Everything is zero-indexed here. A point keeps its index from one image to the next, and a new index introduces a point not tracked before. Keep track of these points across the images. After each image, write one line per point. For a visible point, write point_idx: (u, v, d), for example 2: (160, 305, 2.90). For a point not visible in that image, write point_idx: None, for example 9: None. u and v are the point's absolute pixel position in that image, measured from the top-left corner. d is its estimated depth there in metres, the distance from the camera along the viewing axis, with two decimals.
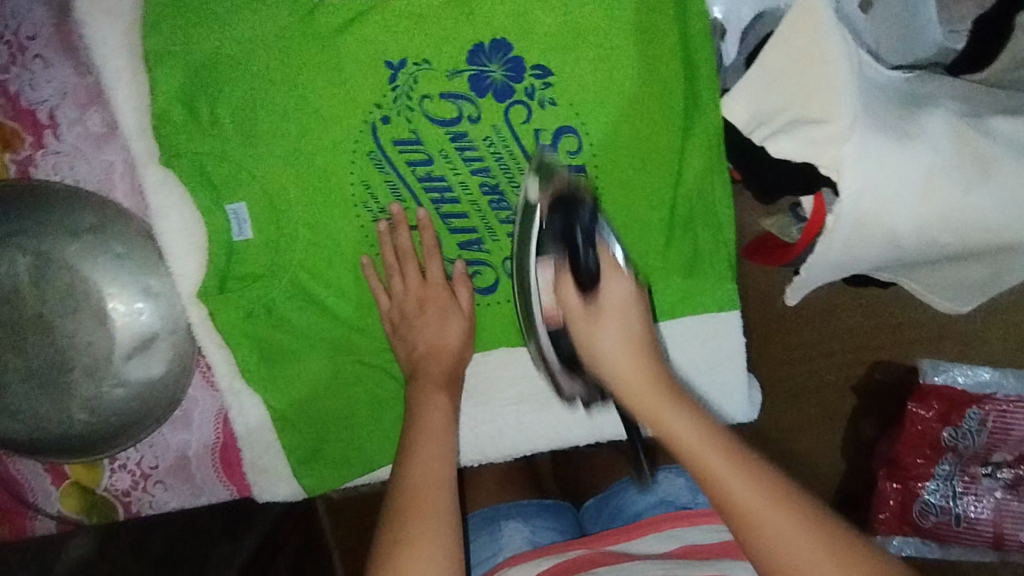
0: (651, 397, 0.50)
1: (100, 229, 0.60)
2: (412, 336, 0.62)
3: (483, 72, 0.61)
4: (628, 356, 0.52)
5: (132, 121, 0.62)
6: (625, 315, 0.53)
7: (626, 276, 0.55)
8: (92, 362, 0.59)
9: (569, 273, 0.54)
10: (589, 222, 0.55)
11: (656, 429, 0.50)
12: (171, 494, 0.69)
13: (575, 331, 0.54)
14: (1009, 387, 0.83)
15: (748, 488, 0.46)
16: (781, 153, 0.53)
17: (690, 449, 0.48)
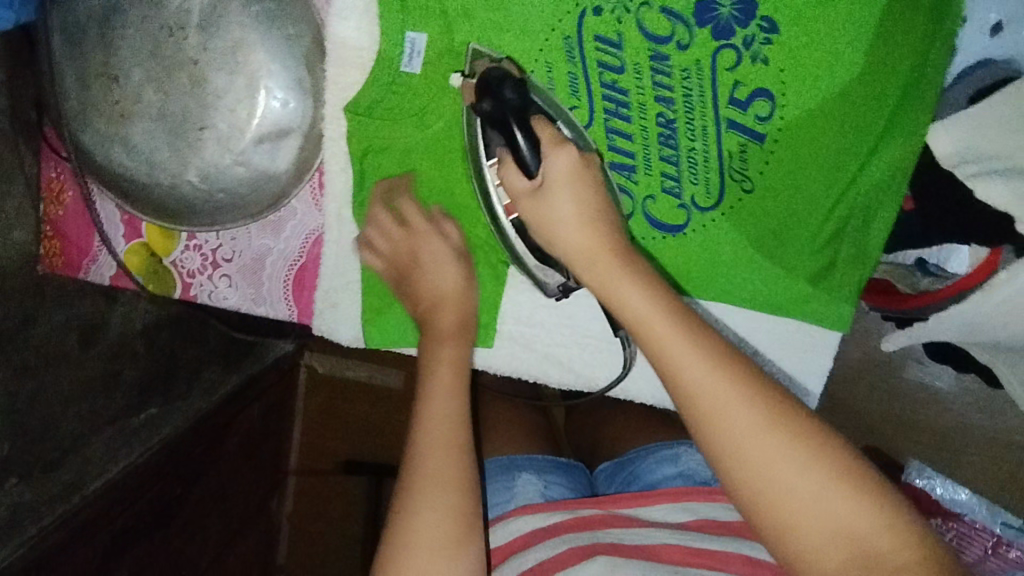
0: (604, 269, 0.51)
1: (280, 2, 0.57)
2: (416, 285, 0.62)
3: (712, 3, 0.58)
4: (581, 211, 0.52)
5: None
6: (578, 187, 0.53)
7: (567, 145, 0.53)
8: (227, 129, 0.56)
9: (516, 170, 0.53)
10: (515, 102, 0.52)
11: (638, 326, 0.49)
12: (234, 292, 0.67)
13: (524, 212, 0.55)
14: (980, 514, 0.78)
15: (761, 430, 0.44)
16: (987, 196, 0.52)
17: (697, 393, 0.45)
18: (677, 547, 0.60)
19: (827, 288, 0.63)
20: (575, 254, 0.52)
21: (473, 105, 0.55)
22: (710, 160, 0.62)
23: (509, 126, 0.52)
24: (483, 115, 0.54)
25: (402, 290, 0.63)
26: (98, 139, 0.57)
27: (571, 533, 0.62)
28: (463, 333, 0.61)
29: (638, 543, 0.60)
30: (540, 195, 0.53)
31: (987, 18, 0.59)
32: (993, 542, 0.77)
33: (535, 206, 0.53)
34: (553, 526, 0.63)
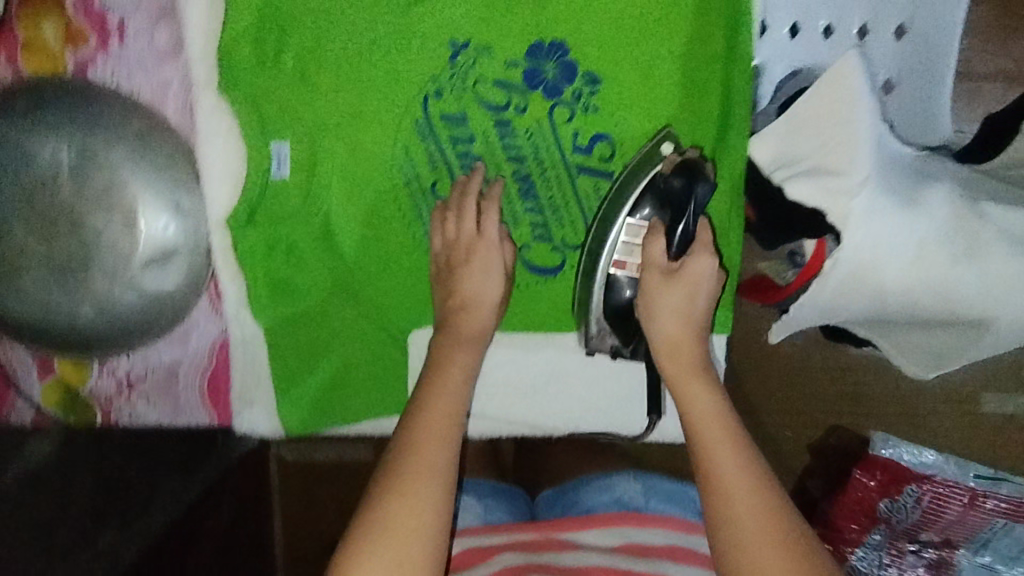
0: (686, 369, 0.58)
1: (146, 139, 0.62)
2: (456, 282, 0.63)
3: (537, 69, 0.65)
4: (682, 323, 0.59)
5: (198, 46, 0.63)
6: (695, 290, 0.59)
7: (710, 255, 0.60)
8: (113, 263, 0.60)
9: (662, 240, 0.60)
10: (699, 207, 0.58)
11: (693, 418, 0.55)
12: (153, 408, 0.70)
13: (642, 283, 0.61)
14: (949, 471, 0.83)
15: (761, 534, 0.49)
16: (798, 195, 0.58)
17: (723, 482, 0.51)
18: (607, 568, 0.62)
19: None
20: (665, 348, 0.59)
21: (664, 173, 0.60)
22: (570, 203, 0.68)
23: (677, 207, 0.59)
24: (655, 189, 0.60)
25: (440, 280, 0.64)
26: None
27: (505, 555, 0.64)
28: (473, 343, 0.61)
29: (569, 565, 0.63)
30: (674, 276, 0.60)
31: (816, 25, 0.69)
32: (967, 497, 0.81)
33: (660, 282, 0.60)
34: (487, 549, 0.66)
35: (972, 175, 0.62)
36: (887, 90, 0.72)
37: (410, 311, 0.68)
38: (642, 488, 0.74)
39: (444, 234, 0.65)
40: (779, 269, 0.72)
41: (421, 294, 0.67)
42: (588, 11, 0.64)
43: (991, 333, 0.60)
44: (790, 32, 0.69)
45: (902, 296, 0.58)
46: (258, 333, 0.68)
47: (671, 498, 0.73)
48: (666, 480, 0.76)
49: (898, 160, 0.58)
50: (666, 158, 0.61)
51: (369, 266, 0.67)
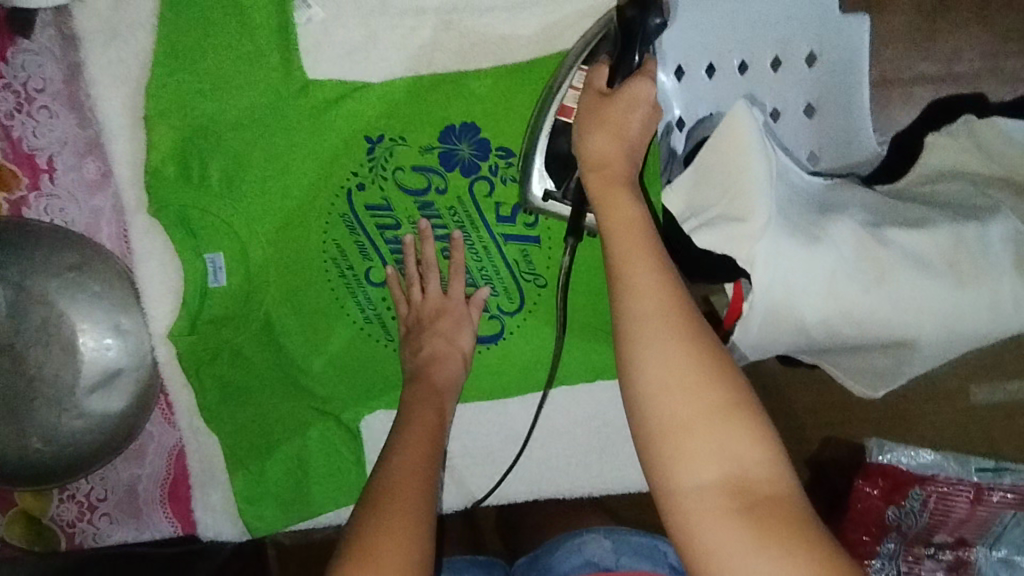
0: (610, 182, 0.49)
1: (81, 269, 0.64)
2: (422, 338, 0.67)
3: (453, 151, 0.68)
4: (619, 134, 0.50)
5: (126, 173, 0.66)
6: (633, 107, 0.51)
7: (653, 80, 0.52)
8: (56, 393, 0.62)
9: (607, 69, 0.55)
10: (655, 31, 0.55)
11: (608, 227, 0.47)
12: (116, 527, 0.70)
13: (583, 104, 0.54)
14: (949, 469, 0.91)
15: (683, 361, 0.42)
16: (706, 244, 0.60)
17: (637, 300, 0.44)
18: None
19: None
20: (594, 161, 0.50)
21: (614, 19, 0.60)
22: (502, 273, 0.70)
23: (632, 39, 0.54)
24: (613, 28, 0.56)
25: (408, 338, 0.68)
26: None
27: None
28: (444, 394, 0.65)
29: None
30: (608, 96, 0.52)
31: (732, 61, 0.74)
32: (972, 492, 0.91)
33: (592, 107, 0.53)
34: None
35: (876, 200, 0.66)
36: (810, 113, 0.75)
37: (354, 397, 0.70)
38: (613, 547, 0.75)
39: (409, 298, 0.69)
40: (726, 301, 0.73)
41: (361, 377, 0.70)
42: (494, 93, 0.67)
43: (919, 351, 0.61)
44: (708, 72, 0.74)
45: (824, 327, 0.60)
46: (214, 439, 0.69)
47: (642, 555, 0.74)
48: (636, 534, 0.77)
49: (796, 199, 0.61)
50: (608, 18, 0.62)
51: (312, 359, 0.69)
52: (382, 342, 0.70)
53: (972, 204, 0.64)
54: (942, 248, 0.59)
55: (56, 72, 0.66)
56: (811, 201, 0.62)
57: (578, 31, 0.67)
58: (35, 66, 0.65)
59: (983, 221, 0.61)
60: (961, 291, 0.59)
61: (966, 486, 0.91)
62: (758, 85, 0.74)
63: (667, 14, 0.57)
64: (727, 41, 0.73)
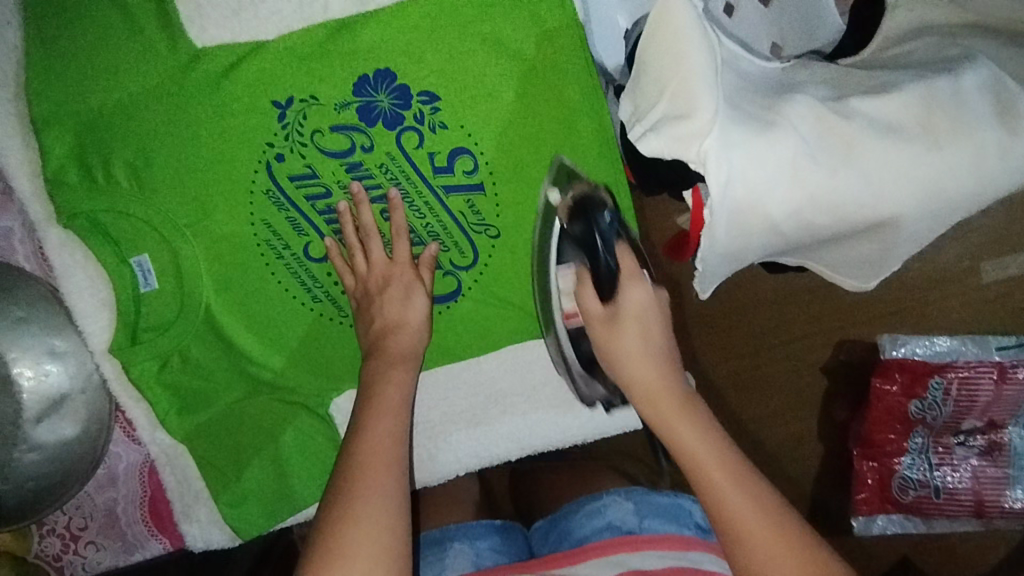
0: (665, 410, 0.58)
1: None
2: (373, 309, 0.63)
3: (371, 103, 0.62)
4: (648, 379, 0.60)
5: (27, 185, 0.61)
6: (645, 330, 0.61)
7: (640, 280, 0.62)
8: (3, 428, 0.60)
9: (589, 280, 0.64)
10: (607, 231, 0.64)
11: (664, 427, 0.58)
12: (105, 553, 0.68)
13: (594, 333, 0.64)
14: (967, 352, 0.88)
15: (747, 501, 0.52)
16: (652, 151, 0.54)
17: (733, 511, 0.52)
18: None
19: None
20: (642, 397, 0.60)
21: (564, 220, 0.65)
22: (449, 226, 0.66)
23: (594, 250, 0.64)
24: (574, 250, 0.64)
25: (359, 313, 0.64)
26: None
27: None
28: (401, 362, 0.61)
29: None
30: (614, 327, 0.62)
31: None
32: (995, 372, 0.87)
33: (604, 331, 0.62)
34: None
35: (840, 72, 0.60)
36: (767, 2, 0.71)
37: (317, 385, 0.67)
38: (636, 509, 0.73)
39: (356, 269, 0.64)
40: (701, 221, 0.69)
41: (323, 360, 0.66)
42: (402, 31, 0.61)
43: (907, 229, 0.56)
44: None
45: (796, 221, 0.54)
46: (182, 450, 0.66)
47: (667, 516, 0.72)
48: (659, 496, 0.75)
49: (748, 89, 0.55)
50: (557, 206, 0.65)
51: (265, 353, 0.65)
52: (337, 320, 0.66)
53: (942, 59, 0.58)
54: (912, 109, 0.54)
55: None
56: (766, 86, 0.56)
57: None
58: None
59: (954, 72, 0.55)
60: (941, 153, 0.53)
61: (988, 367, 0.87)
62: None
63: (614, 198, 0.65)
64: None
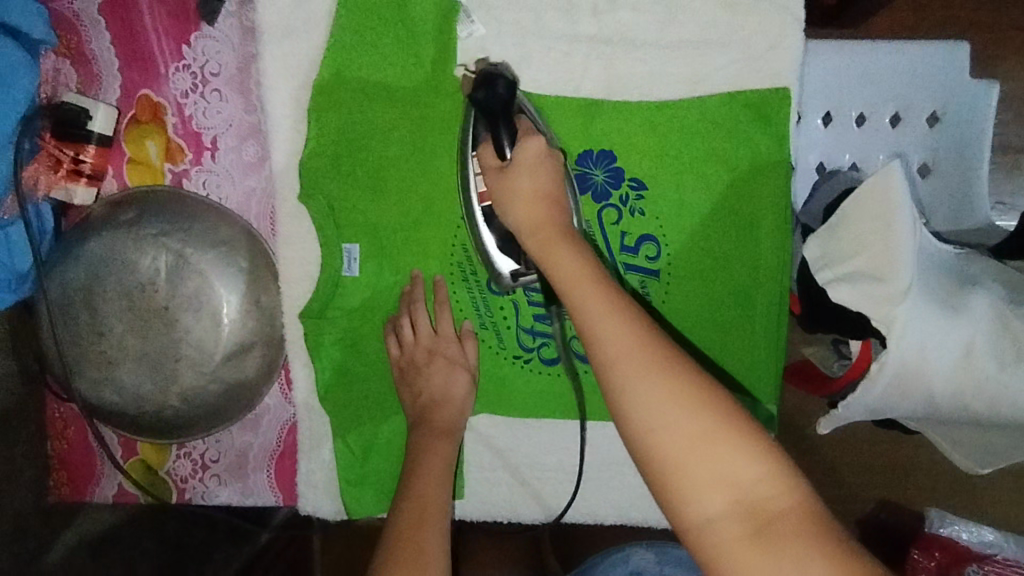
0: (549, 238, 0.53)
1: (232, 243, 0.67)
2: (422, 382, 0.68)
3: (587, 174, 0.69)
4: (537, 216, 0.54)
5: (283, 158, 0.70)
6: (536, 174, 0.56)
7: (539, 135, 0.58)
8: (199, 357, 0.65)
9: (491, 151, 0.59)
10: (491, 98, 0.59)
11: (563, 282, 0.50)
12: (224, 489, 0.74)
13: (491, 185, 0.58)
14: (1010, 551, 0.80)
15: (666, 398, 0.43)
16: (840, 298, 0.60)
17: (632, 408, 0.44)
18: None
19: (752, 387, 0.71)
20: (530, 227, 0.54)
21: (471, 100, 0.62)
22: None
23: (494, 115, 0.58)
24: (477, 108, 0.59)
25: (405, 380, 0.69)
26: (90, 385, 0.65)
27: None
28: (442, 434, 0.67)
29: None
30: (508, 176, 0.57)
31: (849, 113, 0.74)
32: None
33: (500, 182, 0.57)
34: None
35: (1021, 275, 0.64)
36: (925, 172, 0.74)
37: None
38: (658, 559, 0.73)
39: (402, 338, 0.70)
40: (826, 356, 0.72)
41: None
42: (634, 125, 0.68)
43: None
44: (823, 121, 0.75)
45: (952, 398, 0.59)
46: (325, 420, 0.72)
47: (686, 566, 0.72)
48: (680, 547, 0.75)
49: (941, 266, 0.59)
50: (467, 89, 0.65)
51: None
52: (494, 349, 0.71)
53: None
54: None
55: (230, 59, 0.70)
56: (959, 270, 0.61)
57: (727, 72, 0.68)
58: (213, 51, 0.70)
59: None
60: None
61: None
62: (909, 138, 0.74)
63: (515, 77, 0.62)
64: (845, 93, 0.74)
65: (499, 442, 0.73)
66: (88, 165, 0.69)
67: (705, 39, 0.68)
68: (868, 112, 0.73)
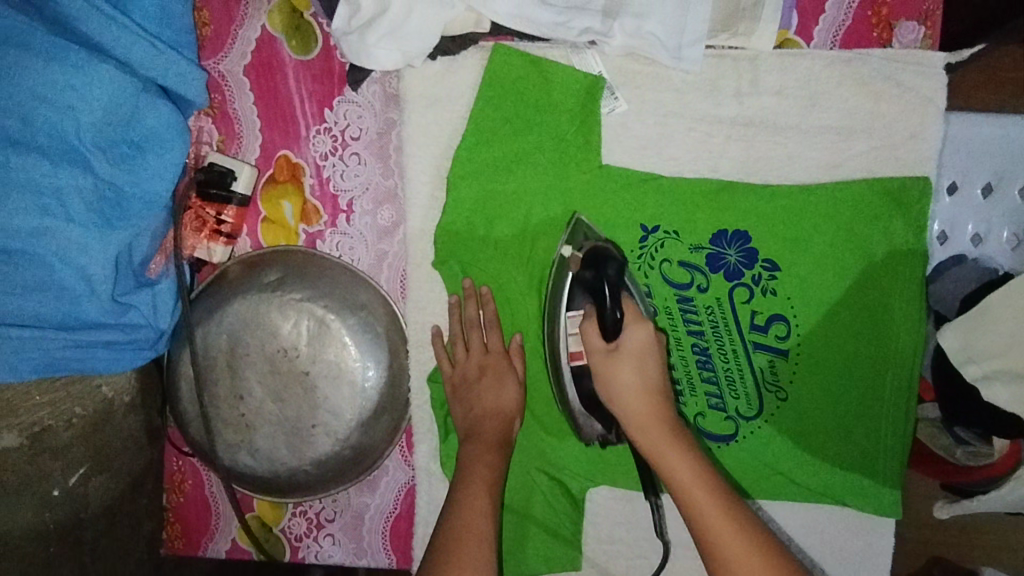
0: (659, 441, 0.60)
1: (369, 307, 0.68)
2: (472, 399, 0.67)
3: (721, 254, 0.70)
4: (642, 403, 0.61)
5: (418, 224, 0.70)
6: (642, 365, 0.62)
7: (644, 324, 0.63)
8: (335, 424, 0.67)
9: (595, 324, 0.63)
10: (615, 283, 0.63)
11: (676, 485, 0.58)
12: (338, 548, 0.74)
13: (593, 368, 0.63)
14: None
15: (755, 569, 0.54)
16: (996, 398, 0.60)
17: (725, 554, 0.54)
18: None
19: (874, 470, 0.70)
20: (633, 422, 0.61)
21: (572, 269, 0.65)
22: (745, 377, 0.71)
23: (603, 299, 0.62)
24: (578, 286, 0.64)
25: (458, 396, 0.68)
26: (226, 448, 0.67)
27: None
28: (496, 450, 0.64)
29: None
30: (613, 361, 0.62)
31: (943, 181, 0.73)
32: None
33: (604, 368, 0.62)
34: None
35: None
36: (1016, 245, 0.72)
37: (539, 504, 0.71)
38: None
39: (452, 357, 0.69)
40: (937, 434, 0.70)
41: (601, 456, 0.70)
42: (770, 207, 0.69)
43: None
44: None
45: None
46: (444, 485, 0.71)
47: None
48: None
49: None
50: (567, 260, 0.66)
51: (551, 433, 0.70)
52: None
53: None
54: None
55: (372, 124, 0.71)
56: None
57: (864, 161, 0.69)
58: (355, 115, 0.70)
59: None
60: None
61: None
62: (999, 211, 0.72)
63: (617, 250, 0.66)
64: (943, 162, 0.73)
65: (622, 511, 0.72)
66: (228, 225, 0.69)
67: (845, 125, 0.69)
68: (961, 180, 0.73)
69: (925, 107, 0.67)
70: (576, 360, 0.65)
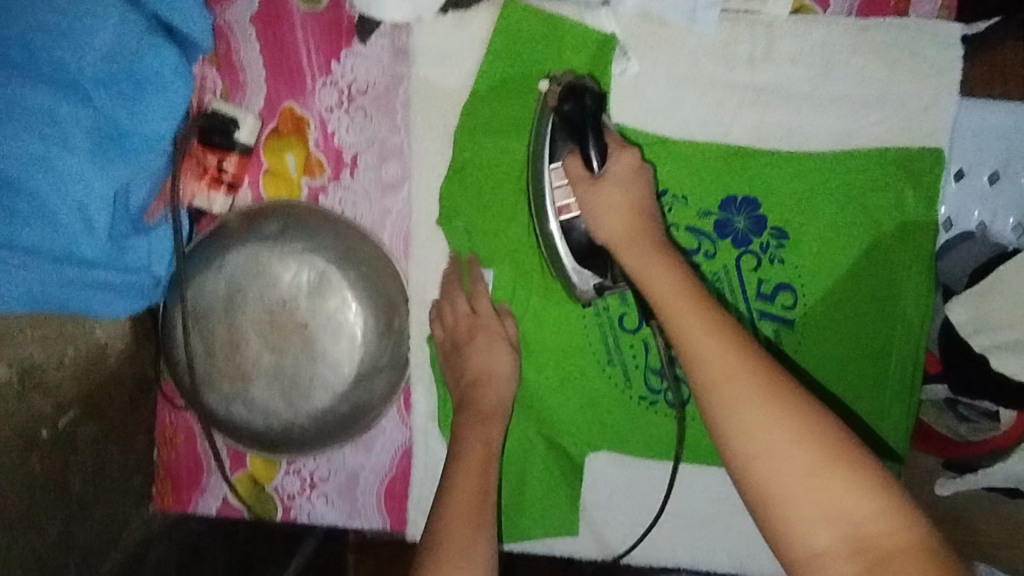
0: (640, 251, 0.55)
1: (370, 262, 0.67)
2: (472, 360, 0.66)
3: (729, 220, 0.69)
4: (628, 226, 0.57)
5: (422, 180, 0.69)
6: (627, 185, 0.58)
7: (628, 150, 0.60)
8: (332, 379, 0.66)
9: (579, 158, 0.59)
10: (596, 112, 0.59)
11: (654, 298, 0.53)
12: (331, 508, 0.72)
13: (579, 198, 0.59)
14: None
15: (736, 369, 0.47)
16: (1006, 369, 0.60)
17: (705, 359, 0.48)
18: None
19: (878, 444, 0.69)
20: (614, 239, 0.57)
21: (553, 110, 0.61)
22: None
23: (583, 131, 0.58)
24: (558, 124, 0.60)
25: (456, 357, 0.66)
26: (221, 399, 0.66)
27: None
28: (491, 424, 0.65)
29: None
30: (597, 184, 0.58)
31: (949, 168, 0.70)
32: None
33: (588, 195, 0.58)
34: None
35: None
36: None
37: (538, 467, 0.70)
38: None
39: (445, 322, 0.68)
40: (941, 415, 0.71)
41: (599, 420, 0.69)
42: (781, 173, 0.68)
43: None
44: None
45: None
46: (441, 446, 0.70)
47: None
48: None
49: None
50: (547, 94, 0.62)
51: (552, 395, 0.69)
52: (619, 387, 0.68)
53: None
54: None
55: (379, 77, 0.69)
56: None
57: (876, 129, 0.68)
58: (362, 69, 0.69)
59: None
60: None
61: None
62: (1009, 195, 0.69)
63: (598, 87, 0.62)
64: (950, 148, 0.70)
65: (621, 479, 0.71)
66: (230, 173, 0.67)
67: (860, 93, 0.68)
68: (968, 166, 0.70)
69: (941, 77, 0.67)
70: (563, 212, 0.61)
